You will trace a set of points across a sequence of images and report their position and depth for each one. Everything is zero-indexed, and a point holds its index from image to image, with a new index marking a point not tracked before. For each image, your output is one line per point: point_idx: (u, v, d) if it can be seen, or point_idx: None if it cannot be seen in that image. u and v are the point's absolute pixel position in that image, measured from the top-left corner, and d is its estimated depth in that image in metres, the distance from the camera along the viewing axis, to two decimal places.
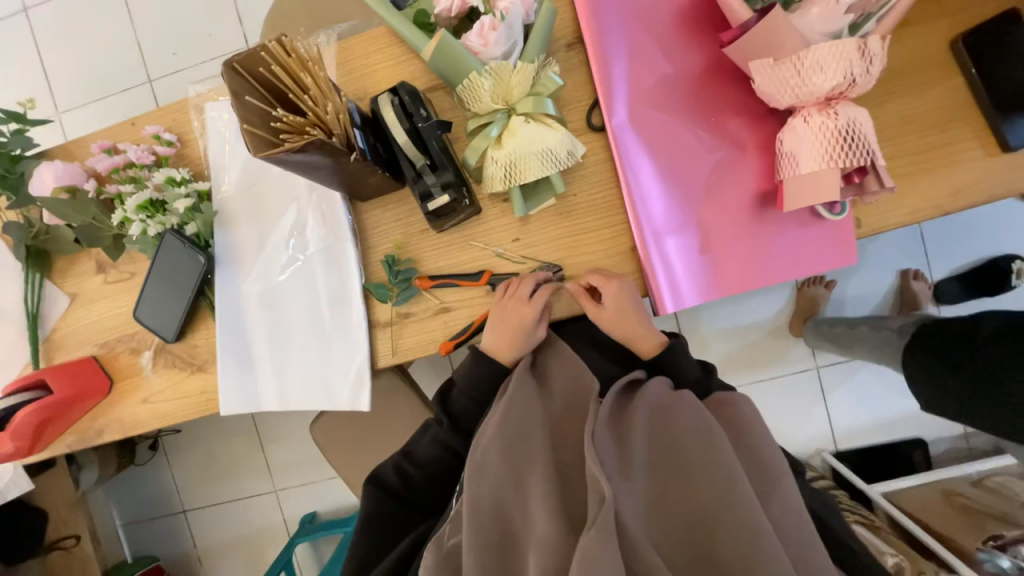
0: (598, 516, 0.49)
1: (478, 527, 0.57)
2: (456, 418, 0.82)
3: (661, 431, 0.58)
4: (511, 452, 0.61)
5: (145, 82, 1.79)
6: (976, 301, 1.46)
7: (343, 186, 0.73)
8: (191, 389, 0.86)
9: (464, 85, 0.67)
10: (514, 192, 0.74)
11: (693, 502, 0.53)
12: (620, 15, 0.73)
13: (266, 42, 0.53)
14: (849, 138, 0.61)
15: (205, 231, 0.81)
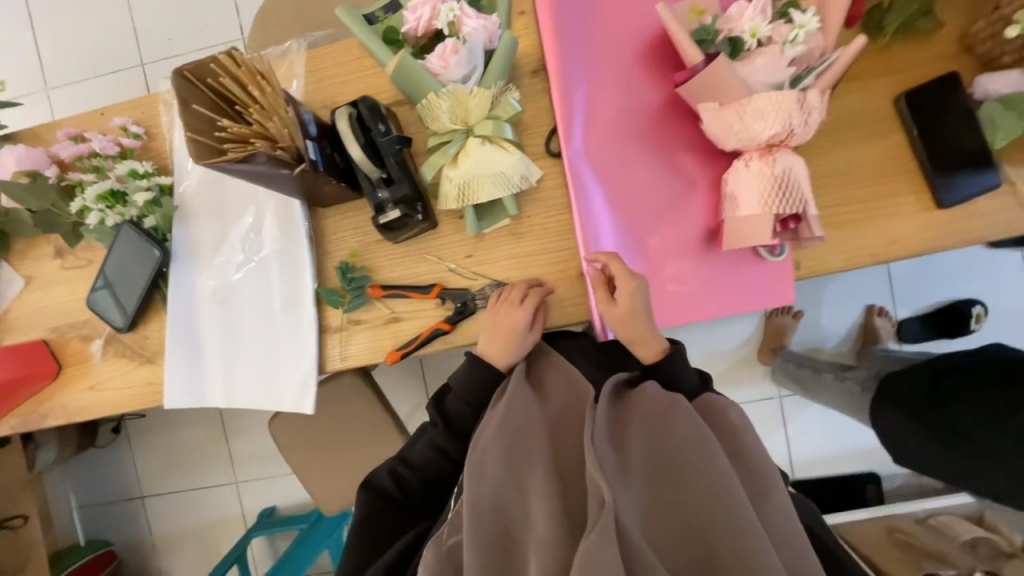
0: (599, 523, 0.47)
1: (477, 531, 0.53)
2: (450, 421, 0.75)
3: (661, 436, 0.55)
4: (510, 451, 0.57)
5: (137, 65, 1.79)
6: (937, 342, 1.50)
7: (300, 192, 0.74)
8: (139, 379, 0.86)
9: (423, 104, 0.69)
10: (468, 210, 0.76)
11: (694, 512, 0.51)
12: (584, 45, 0.75)
13: (218, 54, 0.57)
14: (784, 186, 0.64)
15: (163, 225, 0.82)
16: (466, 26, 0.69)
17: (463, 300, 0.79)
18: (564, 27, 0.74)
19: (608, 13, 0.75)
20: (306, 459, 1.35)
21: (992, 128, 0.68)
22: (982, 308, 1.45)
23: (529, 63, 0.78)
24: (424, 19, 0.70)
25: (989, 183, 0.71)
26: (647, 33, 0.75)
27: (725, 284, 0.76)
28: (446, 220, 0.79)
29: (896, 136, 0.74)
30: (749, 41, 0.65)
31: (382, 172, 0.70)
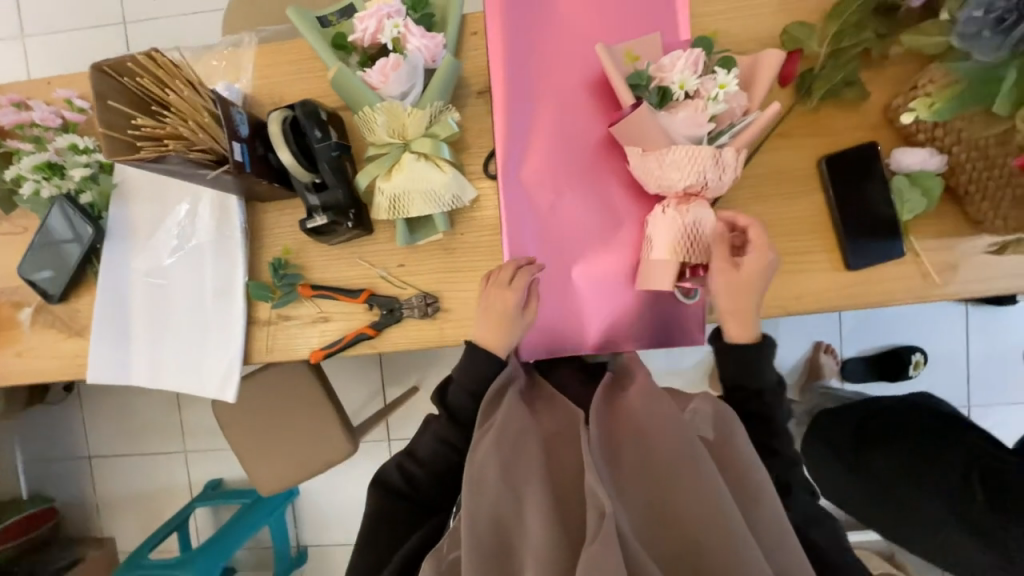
0: (600, 538, 0.47)
1: (477, 545, 0.53)
2: (454, 412, 0.74)
3: (654, 452, 0.55)
4: (509, 465, 0.56)
5: (120, 22, 1.75)
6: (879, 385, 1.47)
7: (235, 188, 0.75)
8: (66, 351, 0.87)
9: (360, 115, 0.71)
10: (399, 222, 0.77)
11: (687, 526, 0.51)
12: (530, 74, 0.76)
13: (136, 53, 0.61)
14: (693, 235, 0.68)
15: (100, 203, 0.83)
16: (410, 43, 0.70)
17: (389, 307, 0.81)
18: (511, 56, 0.76)
19: (558, 44, 0.77)
20: (246, 438, 1.36)
21: (901, 200, 0.73)
22: (923, 357, 1.42)
23: (475, 85, 0.79)
24: (371, 31, 0.70)
25: (893, 252, 0.75)
26: (593, 67, 0.76)
27: (638, 320, 0.79)
28: (380, 228, 0.80)
29: (815, 196, 0.77)
30: (676, 92, 0.68)
31: (314, 177, 0.72)
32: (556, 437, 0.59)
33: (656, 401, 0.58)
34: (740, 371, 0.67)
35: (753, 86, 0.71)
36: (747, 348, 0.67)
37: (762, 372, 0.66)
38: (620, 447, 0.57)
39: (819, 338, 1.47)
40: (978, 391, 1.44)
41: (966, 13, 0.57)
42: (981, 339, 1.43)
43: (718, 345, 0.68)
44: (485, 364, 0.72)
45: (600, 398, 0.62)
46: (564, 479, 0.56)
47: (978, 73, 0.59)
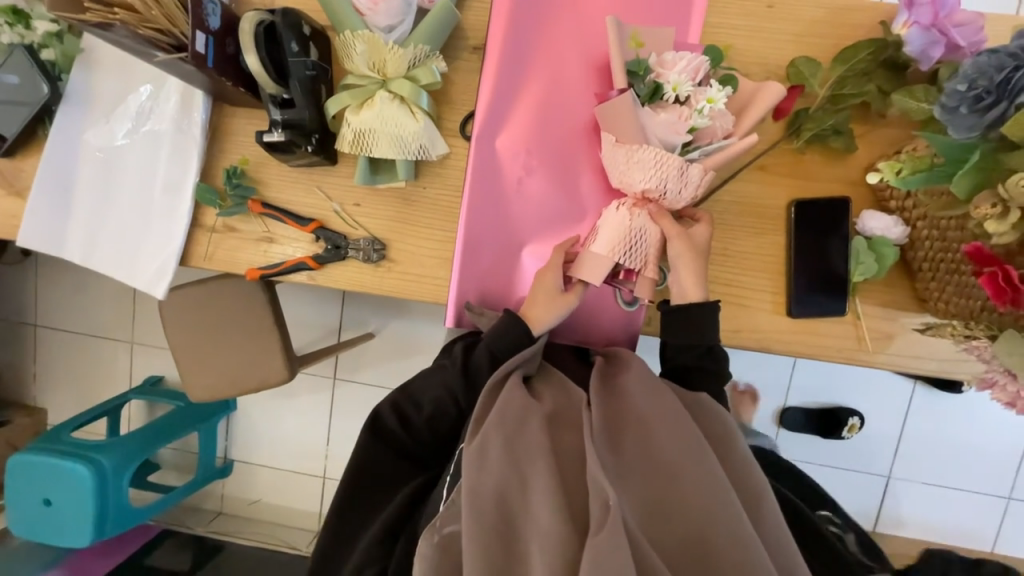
0: (606, 524, 0.53)
1: (478, 518, 0.57)
2: (469, 368, 0.74)
3: (650, 443, 0.61)
4: (513, 443, 0.61)
5: None
6: (811, 437, 1.48)
7: (201, 83, 0.72)
8: (2, 207, 0.84)
9: (342, 39, 0.69)
10: (361, 159, 0.75)
11: (686, 509, 0.57)
12: (529, 36, 0.73)
13: None
14: (634, 239, 0.69)
15: (62, 62, 0.80)
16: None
17: (335, 244, 0.80)
18: (518, 11, 0.73)
19: (564, 12, 0.73)
20: (186, 341, 1.35)
21: (856, 261, 0.73)
22: (858, 421, 1.43)
23: (472, 37, 0.76)
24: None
25: (835, 310, 0.75)
26: (594, 46, 0.74)
27: (578, 308, 0.79)
28: (344, 162, 0.78)
29: (778, 237, 0.76)
30: (668, 93, 0.66)
31: (282, 91, 0.70)
32: (558, 419, 0.65)
33: (654, 394, 0.64)
34: (691, 330, 0.71)
35: (744, 110, 0.69)
36: (694, 308, 0.71)
37: (707, 329, 0.70)
38: (620, 434, 0.63)
39: (770, 381, 1.48)
40: (903, 466, 1.48)
41: (950, 86, 0.55)
42: (921, 420, 1.45)
43: (664, 307, 0.73)
44: (518, 335, 0.72)
45: (599, 386, 0.67)
46: (567, 463, 0.61)
47: (950, 151, 0.57)
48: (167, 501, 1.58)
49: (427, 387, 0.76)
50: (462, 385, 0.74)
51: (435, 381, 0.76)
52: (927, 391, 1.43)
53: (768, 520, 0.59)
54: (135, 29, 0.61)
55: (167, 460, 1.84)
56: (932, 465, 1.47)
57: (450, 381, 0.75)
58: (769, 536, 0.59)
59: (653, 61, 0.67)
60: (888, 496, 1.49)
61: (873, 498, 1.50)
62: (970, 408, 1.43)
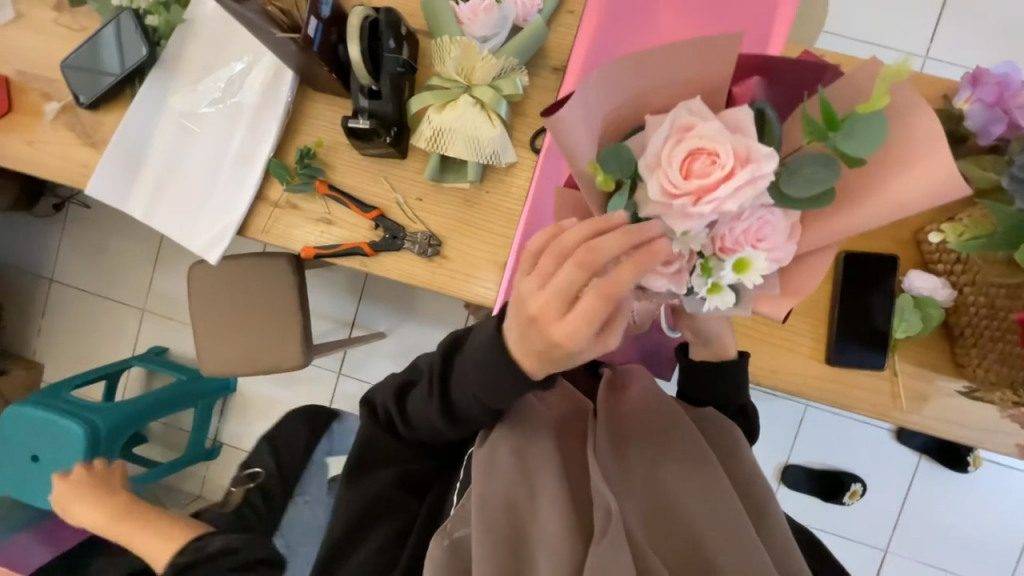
0: (607, 530, 0.50)
1: (488, 523, 0.54)
2: (453, 406, 0.61)
3: (657, 454, 0.58)
4: (521, 448, 0.58)
5: None
6: (811, 499, 1.46)
7: (294, 64, 0.76)
8: (75, 157, 0.86)
9: (438, 42, 0.73)
10: (433, 156, 0.78)
11: (690, 524, 0.54)
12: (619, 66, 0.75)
13: None
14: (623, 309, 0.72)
15: (162, 30, 0.84)
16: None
17: (393, 234, 0.82)
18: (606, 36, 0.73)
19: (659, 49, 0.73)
20: (207, 314, 1.35)
21: (899, 319, 0.75)
22: (860, 487, 1.42)
23: (552, 55, 0.79)
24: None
25: (873, 364, 0.76)
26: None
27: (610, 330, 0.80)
28: (413, 157, 0.81)
29: (824, 285, 0.78)
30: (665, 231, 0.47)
31: (373, 83, 0.73)
32: (565, 425, 0.62)
33: (658, 410, 0.61)
34: (716, 392, 0.68)
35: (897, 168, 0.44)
36: (721, 371, 0.68)
37: (736, 393, 0.69)
38: (626, 445, 0.59)
39: (776, 434, 1.47)
40: (903, 541, 1.45)
41: (1021, 160, 0.59)
42: (925, 496, 1.44)
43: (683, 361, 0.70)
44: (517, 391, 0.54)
45: (603, 394, 0.62)
46: (576, 473, 0.58)
47: (1010, 221, 0.60)
48: (154, 473, 1.54)
49: (414, 399, 0.65)
50: (444, 417, 0.62)
51: (417, 395, 0.65)
52: (931, 467, 1.42)
53: (776, 540, 0.55)
54: (263, 5, 0.65)
55: (155, 434, 1.80)
56: (932, 545, 1.44)
57: (430, 410, 0.62)
58: (773, 555, 0.55)
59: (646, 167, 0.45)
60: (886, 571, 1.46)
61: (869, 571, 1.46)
62: (976, 489, 1.41)
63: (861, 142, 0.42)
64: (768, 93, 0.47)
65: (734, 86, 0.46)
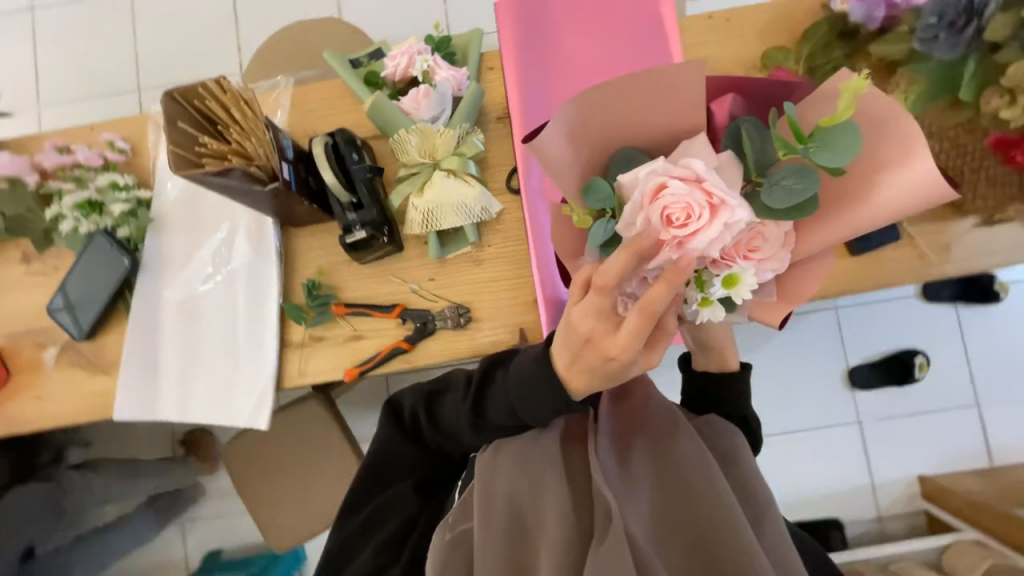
0: (609, 532, 0.41)
1: (486, 525, 0.44)
2: (482, 410, 0.60)
3: (660, 450, 0.49)
4: (526, 450, 0.50)
5: (134, 90, 1.59)
6: (890, 389, 1.46)
7: (273, 211, 0.79)
8: (90, 389, 0.85)
9: (395, 138, 0.78)
10: (431, 237, 0.82)
11: (694, 522, 0.44)
12: (556, 91, 0.77)
13: (206, 79, 0.65)
14: None
15: (136, 236, 0.86)
16: (438, 78, 0.79)
17: (422, 320, 0.82)
18: (527, 76, 0.77)
19: (583, 59, 0.77)
20: (254, 488, 1.28)
21: None
22: (924, 357, 1.44)
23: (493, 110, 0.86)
24: (401, 66, 0.79)
25: (891, 237, 0.81)
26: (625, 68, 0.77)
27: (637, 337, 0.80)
28: (410, 245, 0.84)
29: None
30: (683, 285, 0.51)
31: (352, 196, 0.77)
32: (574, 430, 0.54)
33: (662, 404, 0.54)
34: (719, 404, 0.63)
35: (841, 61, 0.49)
36: (728, 380, 0.63)
37: (741, 402, 0.63)
38: (633, 444, 0.50)
39: (825, 346, 1.49)
40: (986, 389, 1.46)
41: (922, 23, 0.66)
42: (979, 340, 1.47)
43: (688, 371, 0.66)
44: (544, 384, 0.54)
45: (606, 399, 0.56)
46: (576, 476, 0.47)
47: (939, 70, 0.67)
48: None
49: (447, 408, 0.64)
50: (472, 420, 0.61)
51: (451, 402, 0.65)
52: (968, 309, 1.47)
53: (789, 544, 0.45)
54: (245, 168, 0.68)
55: None
56: (1011, 380, 1.46)
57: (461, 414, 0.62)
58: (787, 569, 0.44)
59: (628, 213, 0.49)
60: (989, 423, 1.45)
61: (974, 430, 1.45)
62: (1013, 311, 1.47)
63: (834, 148, 0.46)
64: (746, 109, 0.52)
65: (714, 104, 0.52)
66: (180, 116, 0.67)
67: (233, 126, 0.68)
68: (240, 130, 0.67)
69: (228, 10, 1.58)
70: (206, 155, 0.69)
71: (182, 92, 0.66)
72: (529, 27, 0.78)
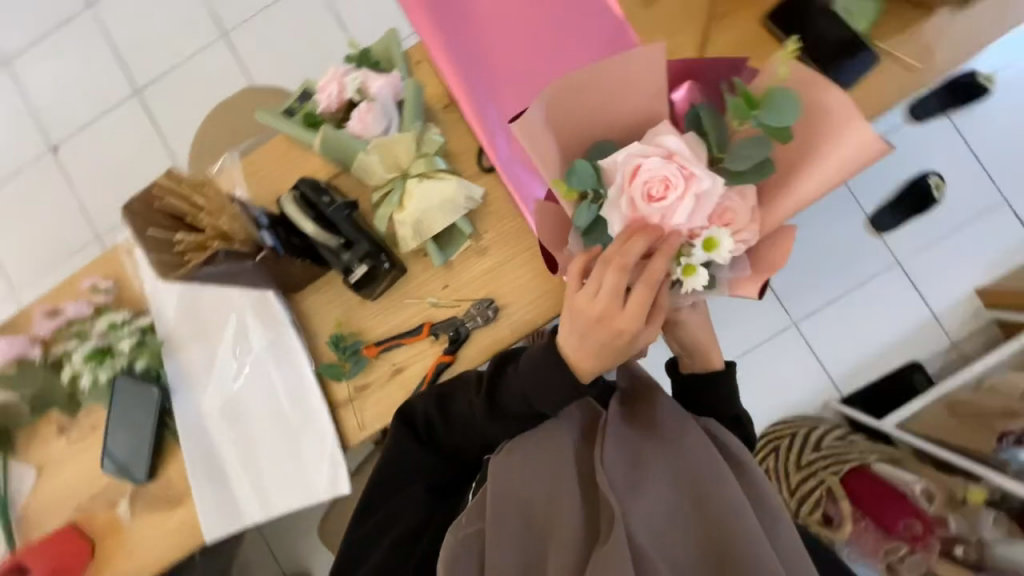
0: (611, 535, 0.44)
1: (500, 523, 0.49)
2: (496, 403, 0.63)
3: (667, 453, 0.51)
4: (538, 448, 0.53)
5: (92, 239, 1.58)
6: (915, 221, 1.37)
7: (271, 283, 0.77)
8: (174, 522, 0.84)
9: (357, 164, 0.76)
10: (429, 245, 0.80)
11: (700, 526, 0.46)
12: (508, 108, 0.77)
13: (159, 178, 0.66)
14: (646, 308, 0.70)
15: (154, 363, 0.85)
16: (374, 91, 0.77)
17: (454, 328, 0.80)
18: (476, 102, 0.77)
19: (529, 70, 0.76)
20: None
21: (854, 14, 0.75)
22: (938, 177, 1.36)
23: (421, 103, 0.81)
24: (334, 93, 0.77)
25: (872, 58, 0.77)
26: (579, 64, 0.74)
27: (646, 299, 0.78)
28: (413, 262, 0.82)
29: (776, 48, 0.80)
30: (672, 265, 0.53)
31: (338, 238, 0.75)
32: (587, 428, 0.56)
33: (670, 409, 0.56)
34: (714, 403, 0.67)
35: None
36: (715, 380, 0.67)
37: (731, 402, 0.67)
38: (638, 443, 0.52)
39: (837, 205, 1.39)
40: (1014, 185, 1.36)
41: None
42: (987, 140, 1.36)
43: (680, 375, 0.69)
44: (553, 373, 0.58)
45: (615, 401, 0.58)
46: (585, 475, 0.51)
47: None
48: None
49: (460, 409, 0.66)
50: (487, 414, 0.63)
51: (464, 400, 0.66)
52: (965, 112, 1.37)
53: (790, 544, 0.48)
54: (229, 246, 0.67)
55: None
56: None
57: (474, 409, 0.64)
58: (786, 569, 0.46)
59: (613, 195, 0.51)
60: None
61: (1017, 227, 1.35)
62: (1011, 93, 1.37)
63: (784, 110, 0.47)
64: (704, 92, 0.55)
65: (675, 96, 0.54)
66: (146, 225, 0.66)
67: (201, 213, 0.68)
68: (210, 213, 0.68)
69: (147, 128, 1.56)
70: (186, 251, 0.68)
71: (135, 198, 0.65)
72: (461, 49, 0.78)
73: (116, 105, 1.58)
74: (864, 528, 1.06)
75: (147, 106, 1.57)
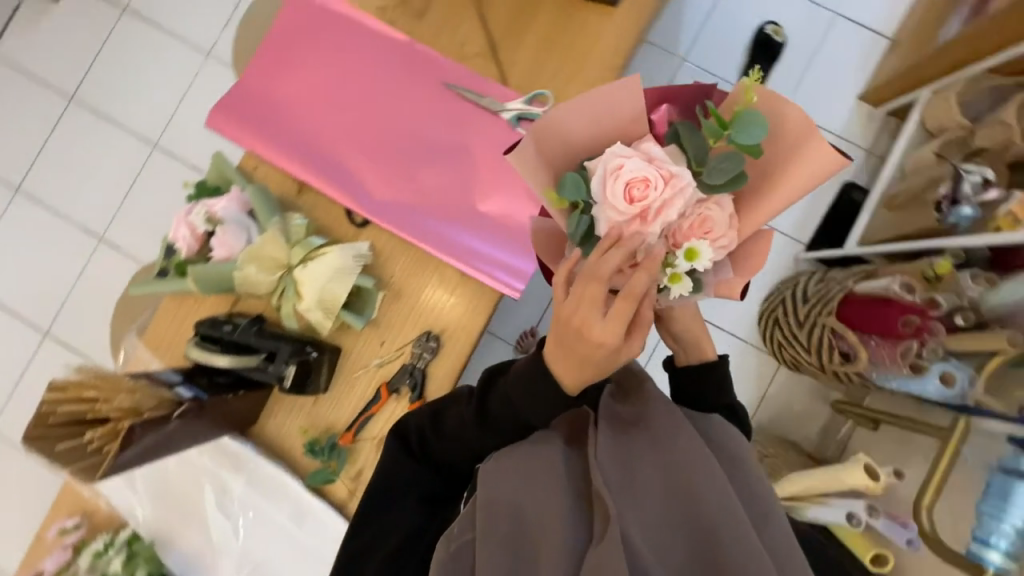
0: (605, 532, 0.46)
1: (489, 533, 0.50)
2: (490, 411, 0.63)
3: (660, 452, 0.52)
4: (523, 458, 0.54)
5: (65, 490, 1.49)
6: (773, 75, 1.37)
7: (219, 430, 0.76)
8: None
9: (239, 281, 0.77)
10: (345, 316, 0.79)
11: (693, 528, 0.48)
12: (355, 161, 0.83)
13: (41, 397, 0.62)
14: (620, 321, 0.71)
15: (151, 565, 0.84)
16: (221, 213, 0.78)
17: (410, 374, 0.80)
18: (322, 170, 0.82)
19: (355, 123, 0.83)
20: None
21: None
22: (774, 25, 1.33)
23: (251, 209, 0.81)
24: (188, 236, 0.78)
25: None
26: (387, 100, 0.83)
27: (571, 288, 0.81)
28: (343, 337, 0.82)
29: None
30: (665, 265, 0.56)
31: (258, 355, 0.75)
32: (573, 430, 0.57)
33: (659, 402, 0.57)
34: (709, 390, 0.68)
35: None
36: (708, 367, 0.68)
37: (723, 390, 0.68)
38: (630, 444, 0.53)
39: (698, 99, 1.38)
40: None
41: None
42: None
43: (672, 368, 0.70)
44: (545, 387, 0.58)
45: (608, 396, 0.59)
46: (575, 477, 0.52)
47: None
48: None
49: (452, 425, 0.64)
50: (478, 424, 0.63)
51: (454, 414, 0.65)
52: None
53: (781, 536, 0.50)
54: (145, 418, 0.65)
55: None
56: None
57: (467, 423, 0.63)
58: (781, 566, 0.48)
59: (601, 197, 0.55)
60: (857, 16, 1.36)
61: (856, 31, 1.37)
62: None
63: (751, 134, 0.53)
64: (679, 113, 0.59)
65: (653, 116, 0.58)
66: (54, 445, 0.62)
67: (99, 404, 0.64)
68: (107, 399, 0.64)
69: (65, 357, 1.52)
70: (102, 446, 0.64)
71: (28, 426, 0.60)
72: (280, 138, 0.83)
73: (33, 355, 1.54)
74: (876, 346, 0.99)
75: (64, 338, 1.53)
